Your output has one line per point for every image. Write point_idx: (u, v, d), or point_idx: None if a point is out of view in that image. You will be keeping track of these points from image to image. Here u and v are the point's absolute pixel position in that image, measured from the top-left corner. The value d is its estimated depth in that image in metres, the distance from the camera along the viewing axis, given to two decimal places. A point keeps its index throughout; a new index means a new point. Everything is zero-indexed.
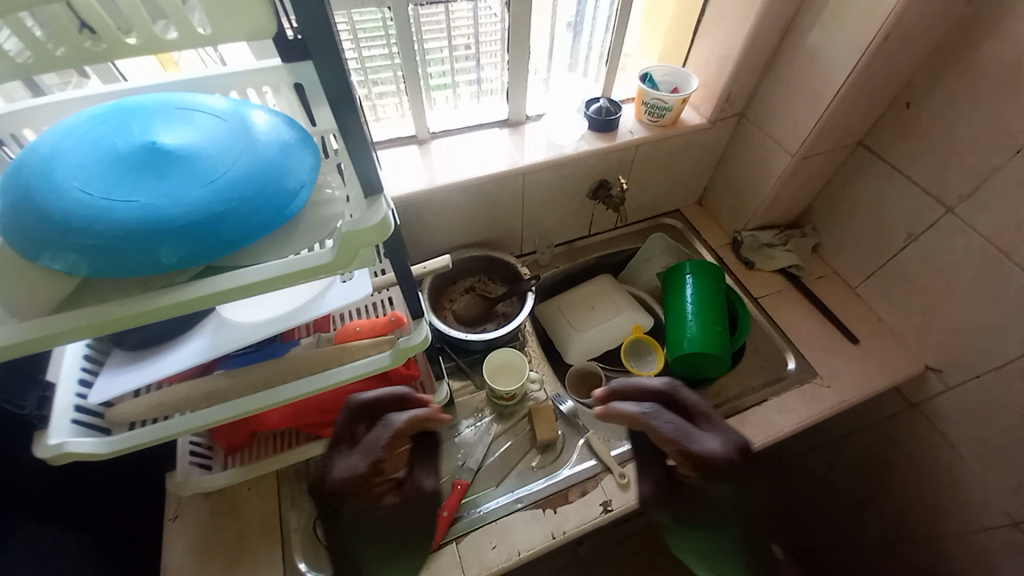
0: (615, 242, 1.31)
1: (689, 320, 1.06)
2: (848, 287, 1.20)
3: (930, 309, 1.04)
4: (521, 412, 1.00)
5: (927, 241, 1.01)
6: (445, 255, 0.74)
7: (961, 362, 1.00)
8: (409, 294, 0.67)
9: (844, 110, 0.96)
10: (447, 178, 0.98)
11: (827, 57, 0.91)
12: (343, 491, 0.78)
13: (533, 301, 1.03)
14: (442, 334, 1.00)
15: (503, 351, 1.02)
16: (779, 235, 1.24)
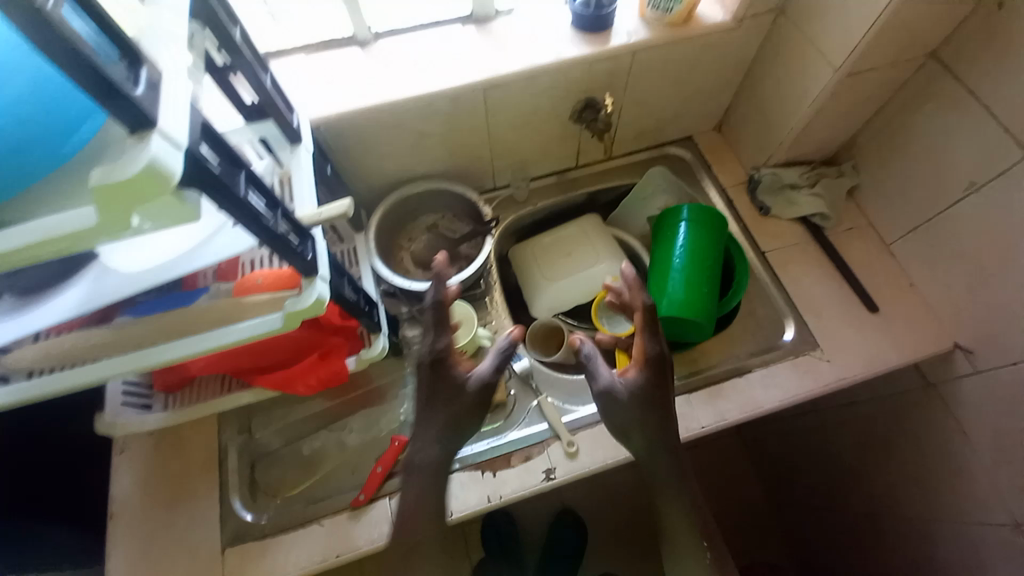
0: (608, 177, 1.12)
1: (671, 276, 0.92)
2: (881, 242, 1.00)
3: (976, 279, 0.85)
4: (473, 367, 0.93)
5: (993, 194, 0.79)
6: (345, 200, 0.57)
7: (1001, 345, 0.83)
8: (292, 256, 0.55)
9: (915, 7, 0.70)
10: (388, 93, 0.80)
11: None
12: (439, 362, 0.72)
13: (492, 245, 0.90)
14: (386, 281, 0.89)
15: (454, 302, 0.91)
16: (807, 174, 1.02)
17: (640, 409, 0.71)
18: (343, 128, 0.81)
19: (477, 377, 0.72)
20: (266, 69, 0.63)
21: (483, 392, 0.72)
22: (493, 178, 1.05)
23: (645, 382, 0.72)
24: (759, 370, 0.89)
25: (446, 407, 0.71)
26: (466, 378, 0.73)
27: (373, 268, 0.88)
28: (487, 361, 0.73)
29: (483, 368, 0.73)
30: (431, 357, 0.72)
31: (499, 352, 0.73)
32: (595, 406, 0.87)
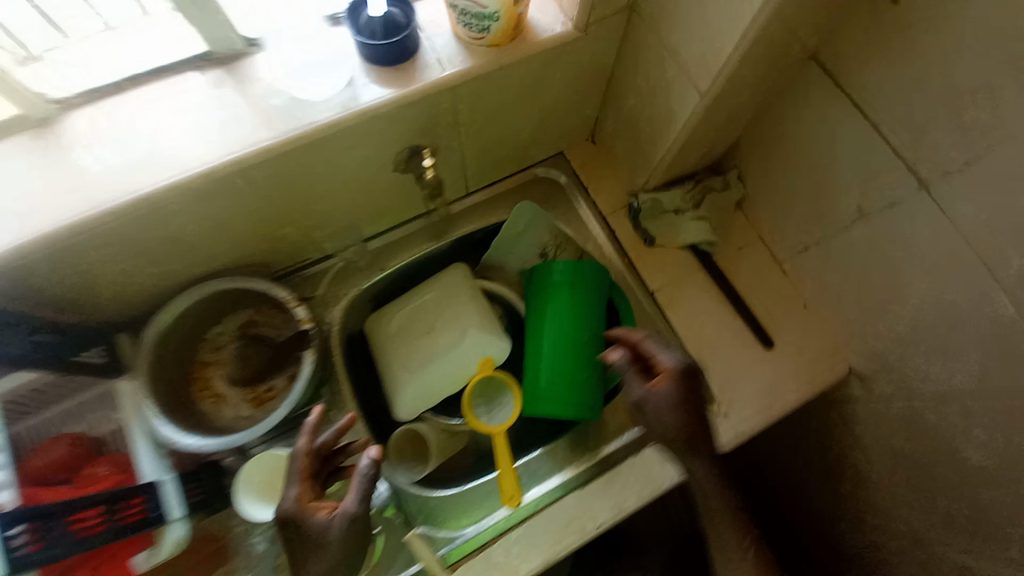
0: (471, 216, 0.91)
1: (545, 362, 0.76)
2: (775, 261, 0.89)
3: (869, 308, 0.77)
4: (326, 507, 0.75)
5: (884, 223, 0.69)
6: None
7: (894, 376, 0.78)
8: None
9: (790, 16, 0.54)
10: (94, 206, 0.55)
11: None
12: (295, 510, 0.61)
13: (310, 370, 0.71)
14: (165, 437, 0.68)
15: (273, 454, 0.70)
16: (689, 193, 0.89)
17: (687, 415, 0.68)
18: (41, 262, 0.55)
19: (337, 520, 0.60)
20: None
21: (352, 529, 0.61)
22: (319, 248, 0.82)
23: (681, 394, 0.69)
24: (655, 442, 0.79)
25: (324, 561, 0.60)
26: (327, 524, 0.60)
27: (148, 430, 0.68)
28: (348, 500, 0.61)
29: (345, 511, 0.61)
30: (296, 520, 0.60)
31: (356, 489, 0.61)
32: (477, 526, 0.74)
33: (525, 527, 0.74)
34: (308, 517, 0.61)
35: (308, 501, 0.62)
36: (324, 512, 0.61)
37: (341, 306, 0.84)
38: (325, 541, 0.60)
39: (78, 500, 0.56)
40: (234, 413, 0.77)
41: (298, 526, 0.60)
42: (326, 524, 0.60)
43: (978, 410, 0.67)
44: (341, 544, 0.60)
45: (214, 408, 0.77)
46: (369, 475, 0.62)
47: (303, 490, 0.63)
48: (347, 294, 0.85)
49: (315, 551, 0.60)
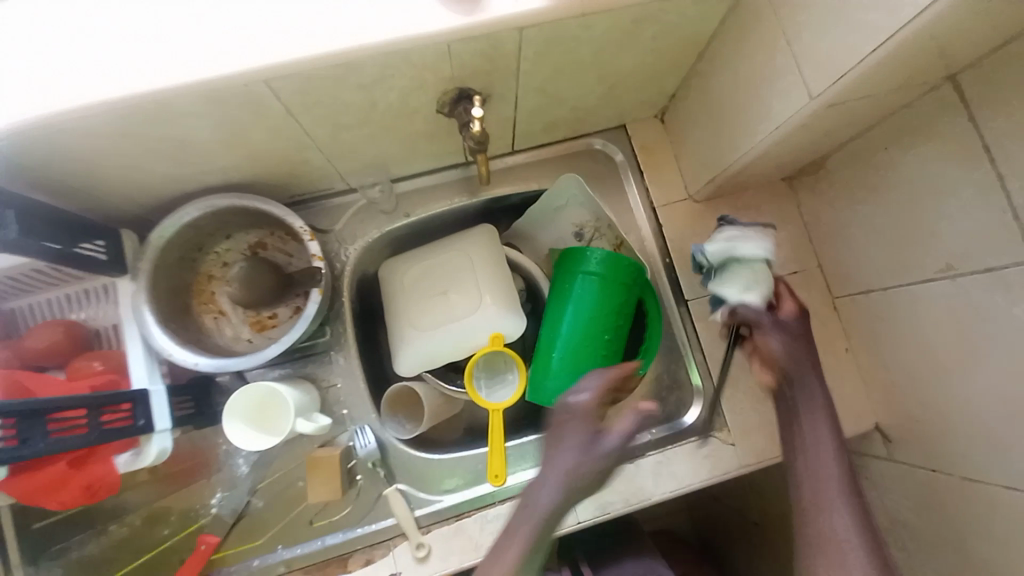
0: (511, 177, 0.84)
1: (558, 355, 0.71)
2: (826, 293, 0.82)
3: (920, 371, 0.70)
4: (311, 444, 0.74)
5: (970, 287, 0.60)
6: None
7: (923, 446, 0.72)
8: None
9: (945, 25, 0.44)
10: (104, 88, 0.48)
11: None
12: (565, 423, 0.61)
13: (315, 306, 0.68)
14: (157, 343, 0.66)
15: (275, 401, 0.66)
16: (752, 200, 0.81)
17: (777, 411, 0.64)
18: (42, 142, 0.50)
19: (605, 445, 0.60)
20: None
21: (606, 461, 0.60)
22: (345, 180, 0.76)
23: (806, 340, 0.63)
24: (651, 456, 0.76)
25: (558, 466, 0.59)
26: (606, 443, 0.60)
27: (145, 335, 0.66)
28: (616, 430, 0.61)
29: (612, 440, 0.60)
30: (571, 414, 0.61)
31: (625, 429, 0.61)
32: (454, 497, 0.73)
33: (502, 508, 0.73)
34: (564, 436, 0.60)
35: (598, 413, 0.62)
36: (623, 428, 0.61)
37: (358, 246, 0.79)
38: (586, 450, 0.59)
39: (58, 400, 0.52)
40: (234, 333, 0.75)
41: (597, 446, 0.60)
42: (593, 449, 0.60)
43: (1006, 506, 0.62)
44: (598, 467, 0.59)
45: (215, 324, 0.75)
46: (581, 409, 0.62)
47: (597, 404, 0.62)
48: (366, 233, 0.80)
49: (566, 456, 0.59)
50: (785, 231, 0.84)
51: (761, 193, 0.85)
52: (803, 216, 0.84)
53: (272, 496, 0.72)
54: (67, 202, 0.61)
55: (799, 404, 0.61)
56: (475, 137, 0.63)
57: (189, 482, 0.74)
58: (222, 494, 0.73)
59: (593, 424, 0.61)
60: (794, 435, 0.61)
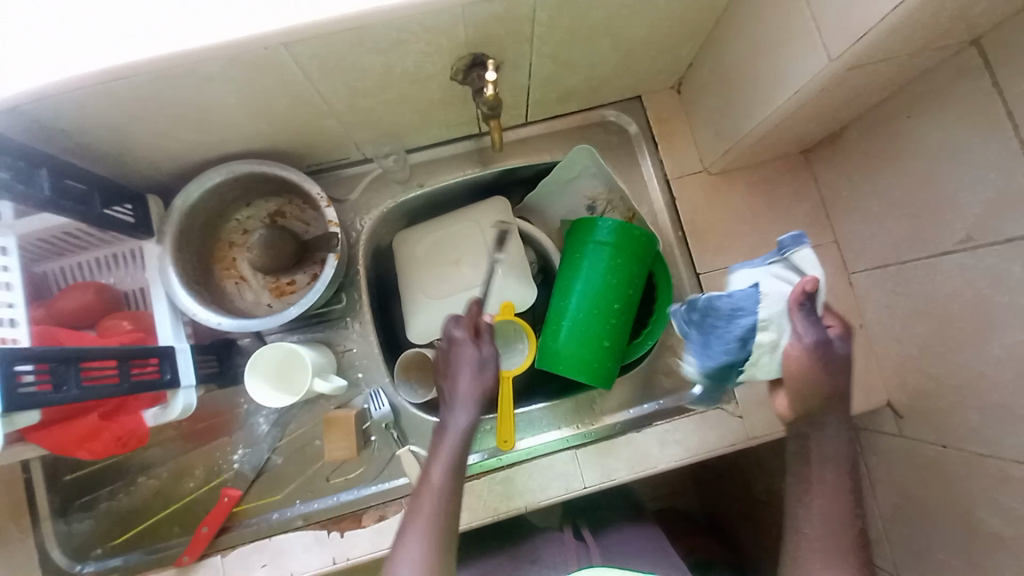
0: (523, 150, 0.85)
1: (568, 323, 0.72)
2: (840, 269, 0.82)
3: (935, 345, 0.69)
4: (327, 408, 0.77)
5: (988, 259, 0.59)
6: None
7: (934, 421, 0.72)
8: None
9: None
10: (128, 50, 0.50)
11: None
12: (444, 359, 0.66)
13: (331, 271, 0.70)
14: (185, 305, 0.69)
15: (290, 367, 0.69)
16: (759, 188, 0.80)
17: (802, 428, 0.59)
18: (72, 104, 0.53)
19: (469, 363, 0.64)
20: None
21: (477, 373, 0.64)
22: (360, 149, 0.78)
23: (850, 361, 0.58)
24: (658, 425, 0.77)
25: (463, 391, 0.63)
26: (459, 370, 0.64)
27: (170, 295, 0.69)
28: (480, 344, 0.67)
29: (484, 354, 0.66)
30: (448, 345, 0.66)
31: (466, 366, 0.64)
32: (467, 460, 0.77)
33: (510, 472, 0.75)
34: (461, 349, 0.65)
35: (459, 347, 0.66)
36: (473, 346, 0.65)
37: (372, 216, 0.81)
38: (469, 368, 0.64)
39: (89, 350, 0.55)
40: (254, 298, 0.78)
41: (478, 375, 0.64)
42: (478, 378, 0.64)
43: (1016, 480, 0.61)
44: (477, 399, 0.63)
45: (236, 289, 0.78)
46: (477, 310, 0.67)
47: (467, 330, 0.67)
48: (382, 204, 0.81)
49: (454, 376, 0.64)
50: (800, 205, 0.83)
51: (777, 166, 0.83)
52: (820, 190, 0.83)
53: (290, 453, 0.75)
54: (95, 165, 0.64)
55: (828, 460, 0.57)
56: (488, 103, 0.64)
57: (213, 439, 0.77)
58: (245, 450, 0.76)
59: (473, 339, 0.66)
60: (806, 474, 0.58)
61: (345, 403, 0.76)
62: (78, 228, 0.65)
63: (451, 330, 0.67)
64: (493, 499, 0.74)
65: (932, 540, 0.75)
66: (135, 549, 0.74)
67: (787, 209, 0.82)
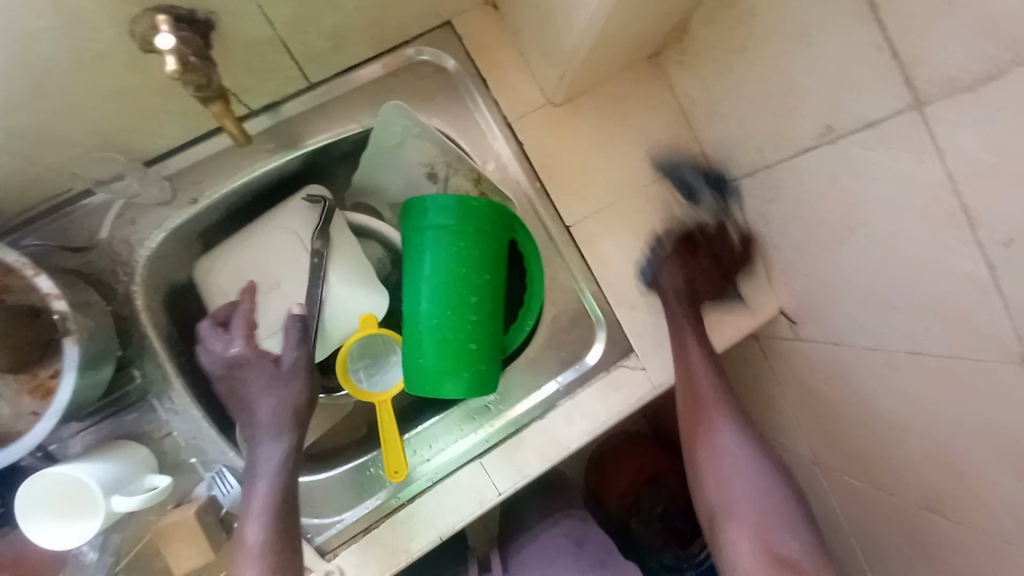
0: (318, 120, 0.66)
1: (422, 331, 0.59)
2: (714, 182, 0.73)
3: (813, 248, 0.64)
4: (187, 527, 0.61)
5: (853, 149, 0.53)
6: None
7: (824, 322, 0.69)
8: None
9: None
10: None
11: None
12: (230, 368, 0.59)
13: (70, 364, 0.54)
14: None
15: (70, 499, 0.52)
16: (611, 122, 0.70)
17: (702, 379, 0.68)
18: None
19: (269, 373, 0.58)
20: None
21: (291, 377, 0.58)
22: (78, 175, 0.57)
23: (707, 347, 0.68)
24: (561, 404, 0.70)
25: (263, 408, 0.57)
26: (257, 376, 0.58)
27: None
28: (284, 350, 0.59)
29: (291, 356, 0.58)
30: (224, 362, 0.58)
31: (264, 377, 0.57)
32: (359, 511, 0.66)
33: (411, 508, 0.66)
34: (246, 364, 0.58)
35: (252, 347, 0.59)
36: (271, 359, 0.58)
37: (144, 256, 0.62)
38: (266, 388, 0.57)
39: None
40: (11, 409, 0.58)
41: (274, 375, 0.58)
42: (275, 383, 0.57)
43: (905, 368, 0.60)
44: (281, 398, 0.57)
45: None
46: (300, 322, 0.59)
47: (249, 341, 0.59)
48: (145, 238, 0.62)
49: (249, 393, 0.58)
50: (660, 120, 0.72)
51: (627, 77, 0.71)
52: (678, 97, 0.72)
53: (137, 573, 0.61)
54: None
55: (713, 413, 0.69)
56: (189, 79, 0.45)
57: None
58: None
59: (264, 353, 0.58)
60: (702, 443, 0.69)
61: (184, 499, 0.61)
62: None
63: (212, 330, 0.60)
64: (399, 541, 0.65)
65: (838, 428, 0.77)
66: None
67: (648, 127, 0.72)
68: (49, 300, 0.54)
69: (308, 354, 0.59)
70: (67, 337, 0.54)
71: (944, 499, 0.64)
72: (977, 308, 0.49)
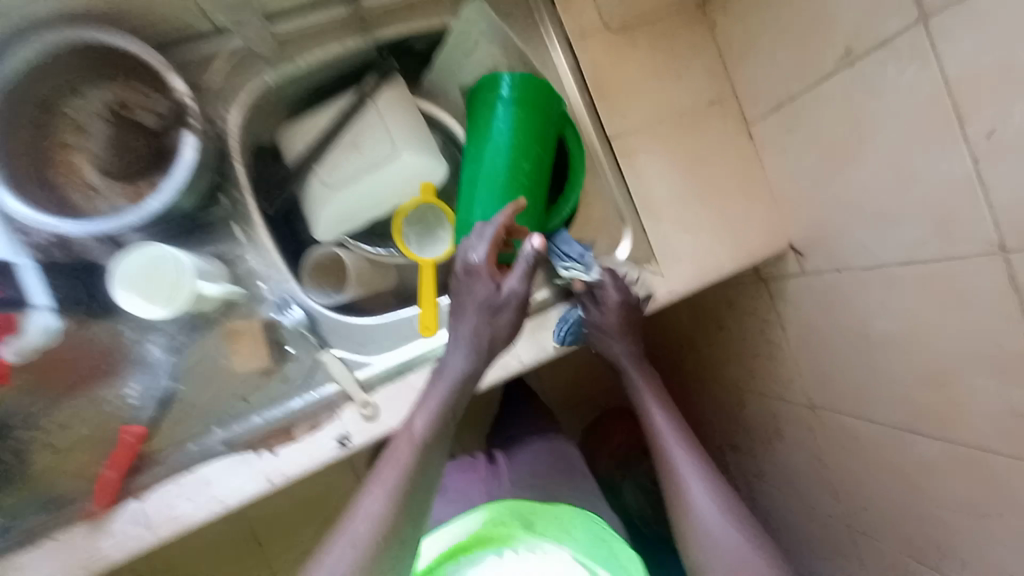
0: (409, 14, 0.74)
1: (480, 195, 0.68)
2: (741, 121, 0.83)
3: (828, 177, 0.73)
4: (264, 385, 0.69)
5: (870, 69, 0.62)
6: None
7: (830, 250, 0.77)
8: None
9: None
10: None
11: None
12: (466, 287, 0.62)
13: (186, 153, 0.63)
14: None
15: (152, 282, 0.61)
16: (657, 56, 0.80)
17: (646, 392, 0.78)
18: None
19: (500, 293, 0.61)
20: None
21: (502, 312, 0.62)
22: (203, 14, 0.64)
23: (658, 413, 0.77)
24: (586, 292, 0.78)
25: (470, 328, 0.62)
26: (485, 288, 0.61)
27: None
28: (512, 278, 0.62)
29: (511, 286, 0.61)
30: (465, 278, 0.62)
31: (487, 298, 0.61)
32: None
33: None
34: (475, 284, 0.62)
35: (490, 265, 0.62)
36: (495, 281, 0.62)
37: (240, 106, 0.68)
38: (480, 309, 0.62)
39: None
40: (108, 207, 0.66)
41: (494, 298, 0.61)
42: (494, 297, 0.61)
43: (900, 280, 0.68)
44: (501, 320, 0.62)
45: (84, 199, 0.65)
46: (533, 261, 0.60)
47: (490, 256, 0.62)
48: (246, 85, 0.68)
49: (471, 308, 0.62)
50: (702, 61, 0.82)
51: (676, 18, 0.81)
52: (717, 40, 0.82)
53: (196, 378, 0.68)
54: None
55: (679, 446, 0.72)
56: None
57: (102, 377, 0.67)
58: (140, 380, 0.68)
59: (493, 272, 0.61)
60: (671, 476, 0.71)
61: (250, 317, 0.69)
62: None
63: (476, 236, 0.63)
64: None
65: (834, 360, 0.84)
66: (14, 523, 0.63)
67: (689, 63, 0.82)
68: (177, 93, 0.64)
69: (525, 291, 0.61)
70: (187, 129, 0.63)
71: (922, 548, 0.83)
72: (967, 207, 0.57)
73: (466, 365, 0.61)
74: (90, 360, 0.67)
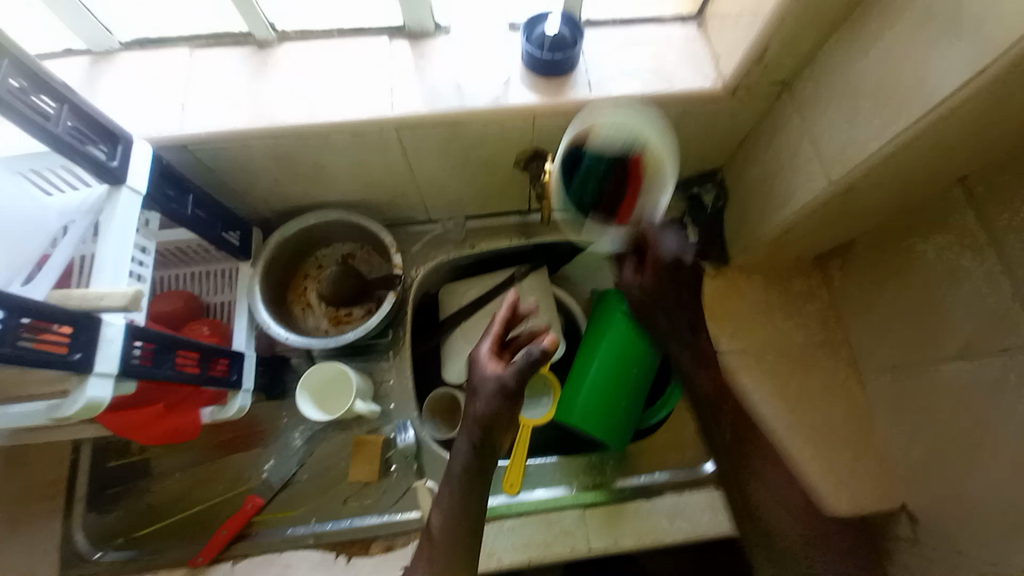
0: (564, 228, 0.95)
1: (588, 384, 0.78)
2: (851, 370, 0.86)
3: (942, 455, 0.71)
4: (362, 495, 0.79)
5: (986, 372, 0.64)
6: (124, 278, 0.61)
7: (948, 533, 0.70)
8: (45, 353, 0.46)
9: (930, 142, 0.53)
10: (281, 118, 0.65)
11: (975, 15, 0.43)
12: (469, 382, 0.65)
13: (384, 308, 0.81)
14: (253, 311, 0.80)
15: (323, 385, 0.80)
16: (770, 297, 0.90)
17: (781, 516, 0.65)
18: (219, 151, 0.68)
19: (494, 382, 0.62)
20: (62, 99, 0.52)
21: (503, 398, 0.62)
22: (426, 212, 0.90)
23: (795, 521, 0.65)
24: (667, 497, 0.79)
25: (469, 415, 0.63)
26: (488, 379, 0.63)
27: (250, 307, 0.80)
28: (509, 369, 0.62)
29: (504, 377, 0.62)
30: (470, 376, 0.66)
31: (484, 387, 0.63)
32: None
33: (517, 522, 0.77)
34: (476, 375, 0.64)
35: (488, 358, 0.65)
36: (493, 370, 0.64)
37: (425, 267, 0.91)
38: (479, 395, 0.63)
39: (185, 339, 0.64)
40: (314, 323, 0.89)
41: (486, 387, 0.63)
42: (488, 383, 0.63)
43: None
44: (493, 408, 0.62)
45: (301, 314, 0.89)
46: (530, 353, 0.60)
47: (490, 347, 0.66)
48: (435, 257, 0.92)
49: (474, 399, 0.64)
50: (815, 307, 0.90)
51: (792, 268, 0.92)
52: (832, 293, 0.90)
53: (316, 470, 0.81)
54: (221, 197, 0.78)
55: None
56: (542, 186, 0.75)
57: (254, 446, 0.84)
58: (275, 461, 0.83)
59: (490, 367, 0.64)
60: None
61: (374, 432, 0.83)
62: (201, 245, 0.81)
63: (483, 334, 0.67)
64: (496, 547, 0.76)
65: None
66: (151, 549, 0.78)
67: (800, 307, 0.89)
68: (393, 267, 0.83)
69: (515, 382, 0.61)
70: (393, 290, 0.82)
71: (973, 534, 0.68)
72: None
73: (467, 451, 0.62)
74: (251, 430, 0.85)
